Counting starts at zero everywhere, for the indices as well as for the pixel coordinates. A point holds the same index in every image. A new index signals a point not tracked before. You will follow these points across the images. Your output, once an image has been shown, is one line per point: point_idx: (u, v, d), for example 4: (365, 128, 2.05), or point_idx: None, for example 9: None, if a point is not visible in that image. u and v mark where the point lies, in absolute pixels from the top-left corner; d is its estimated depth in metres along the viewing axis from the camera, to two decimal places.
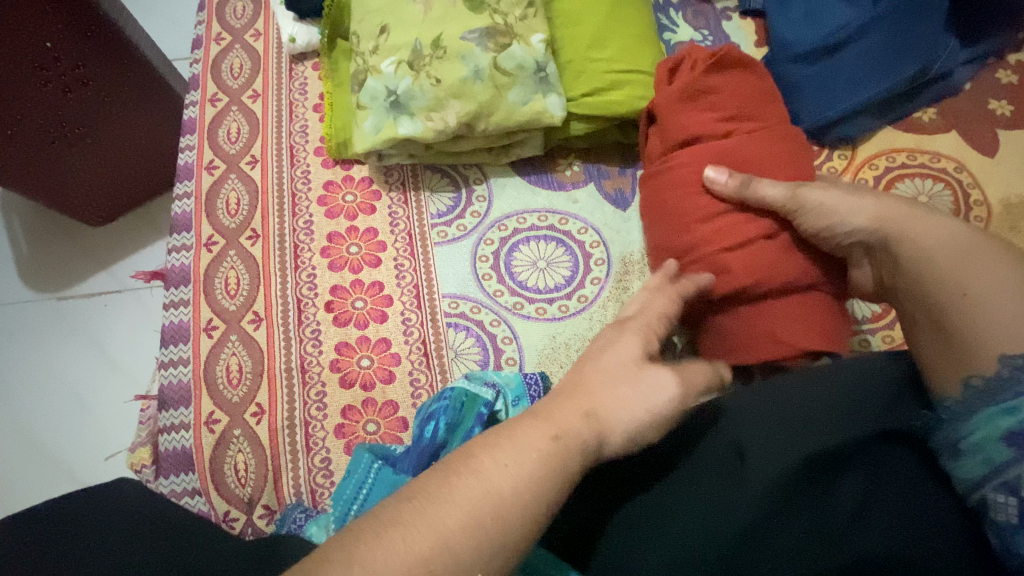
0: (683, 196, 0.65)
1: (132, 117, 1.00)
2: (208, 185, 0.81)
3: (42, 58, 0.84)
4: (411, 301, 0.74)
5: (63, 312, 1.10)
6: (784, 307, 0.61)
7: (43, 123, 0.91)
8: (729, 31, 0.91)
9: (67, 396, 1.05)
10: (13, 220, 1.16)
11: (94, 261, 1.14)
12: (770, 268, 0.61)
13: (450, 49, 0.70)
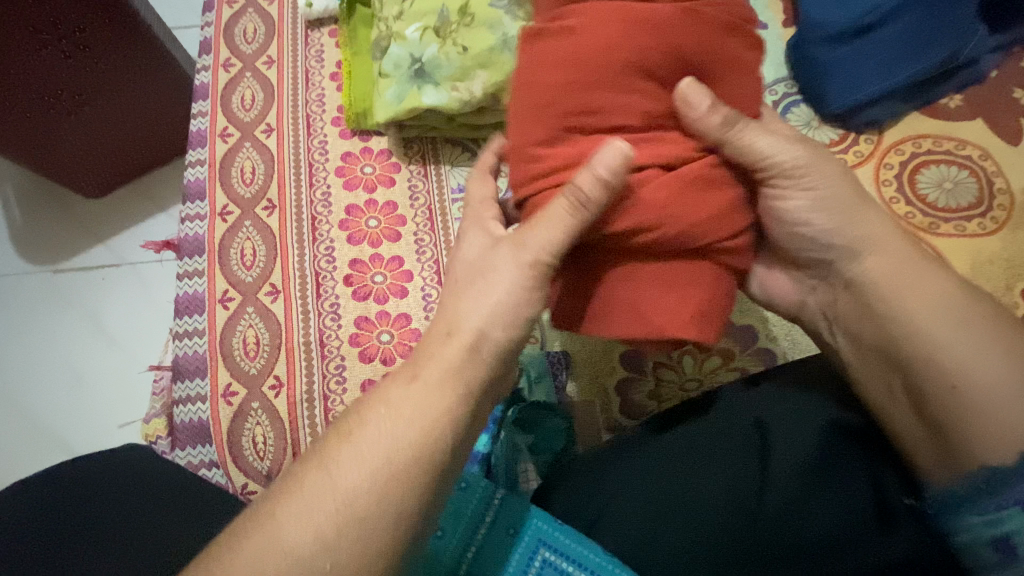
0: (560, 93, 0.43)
1: (134, 87, 0.96)
2: (222, 153, 0.79)
3: (42, 21, 0.81)
4: (432, 277, 0.73)
5: (62, 284, 1.08)
6: (665, 272, 0.44)
7: (41, 89, 0.89)
8: (757, 10, 0.89)
9: (67, 367, 1.03)
10: (7, 189, 1.14)
11: (89, 235, 1.10)
12: (672, 204, 0.42)
13: (478, 16, 0.68)
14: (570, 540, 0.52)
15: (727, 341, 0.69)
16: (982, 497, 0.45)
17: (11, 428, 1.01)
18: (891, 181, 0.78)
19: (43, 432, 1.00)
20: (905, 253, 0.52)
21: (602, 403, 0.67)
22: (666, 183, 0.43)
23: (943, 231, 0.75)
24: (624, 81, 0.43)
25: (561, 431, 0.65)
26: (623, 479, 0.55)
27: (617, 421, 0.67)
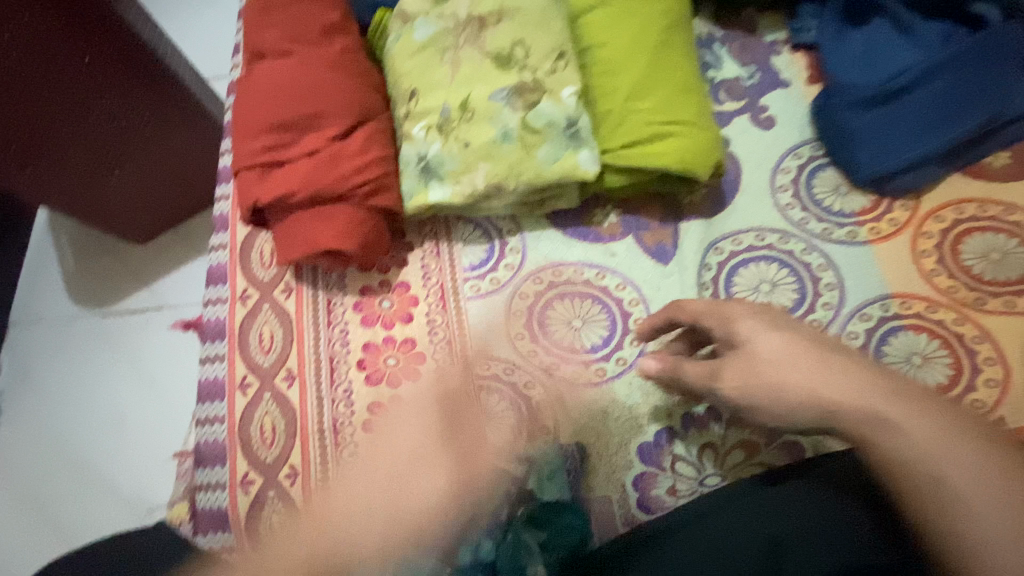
0: (342, 168, 0.68)
1: (166, 132, 1.02)
2: (242, 237, 0.81)
3: (82, 87, 0.87)
4: (443, 361, 0.72)
5: (106, 331, 1.22)
6: (333, 214, 0.68)
7: (87, 152, 0.96)
8: (780, 67, 0.85)
9: (108, 412, 1.17)
10: (62, 239, 1.29)
11: (133, 279, 1.24)
12: (346, 223, 0.68)
13: (478, 112, 0.68)
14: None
15: (751, 433, 0.65)
16: None
17: (70, 471, 1.14)
18: (930, 251, 0.72)
19: (94, 478, 1.13)
20: (872, 410, 0.47)
21: (617, 498, 0.65)
22: (337, 207, 0.68)
23: (989, 308, 0.69)
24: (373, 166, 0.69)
25: (575, 529, 0.63)
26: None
27: (634, 519, 0.64)
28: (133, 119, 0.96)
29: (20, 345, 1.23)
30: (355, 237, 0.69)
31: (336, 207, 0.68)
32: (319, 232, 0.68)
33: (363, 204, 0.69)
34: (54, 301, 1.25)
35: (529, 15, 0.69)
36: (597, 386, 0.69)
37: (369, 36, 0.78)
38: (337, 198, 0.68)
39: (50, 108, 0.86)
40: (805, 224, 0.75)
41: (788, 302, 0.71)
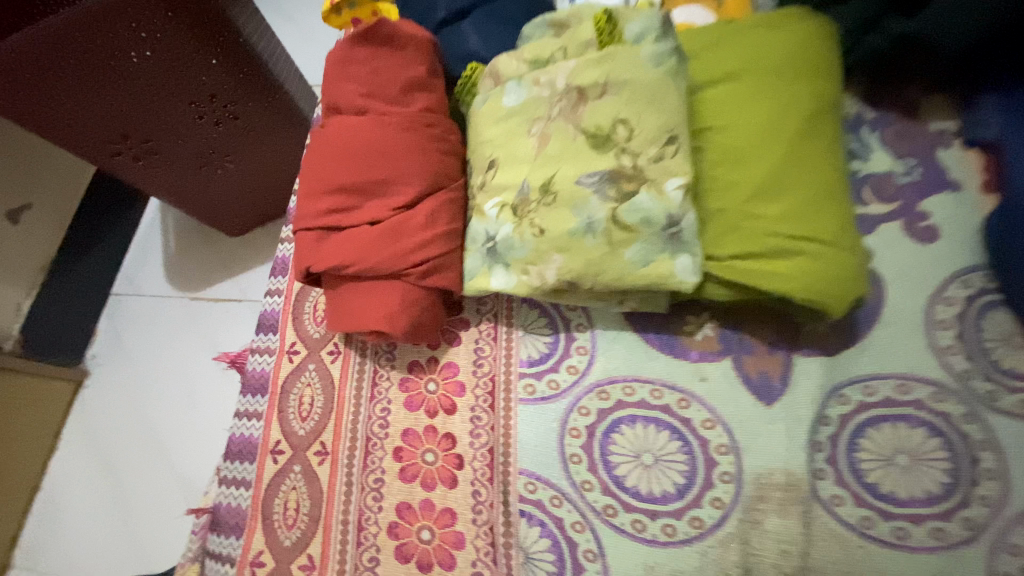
0: (401, 243, 0.60)
1: (270, 142, 1.03)
2: (298, 287, 0.76)
3: (199, 98, 0.88)
4: (484, 469, 0.63)
5: (192, 306, 1.28)
6: (384, 291, 0.61)
7: (195, 151, 0.99)
8: (952, 164, 0.67)
9: (180, 381, 1.21)
10: (168, 216, 1.37)
11: (222, 268, 1.30)
12: (397, 305, 0.61)
13: (561, 196, 0.58)
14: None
15: None
16: None
17: (145, 442, 1.18)
18: None
19: (161, 449, 1.16)
20: None
21: None
22: (389, 286, 0.61)
23: None
24: (437, 245, 0.62)
25: None
26: None
27: None
28: (242, 129, 0.97)
29: (121, 314, 1.30)
30: (404, 320, 0.61)
31: (389, 284, 0.62)
32: (368, 310, 0.62)
33: (418, 283, 0.62)
34: (156, 279, 1.32)
35: (639, 90, 0.57)
36: (661, 545, 0.56)
37: (454, 93, 0.70)
38: (393, 275, 0.61)
39: (168, 112, 0.89)
40: (968, 379, 0.58)
41: (933, 486, 0.54)
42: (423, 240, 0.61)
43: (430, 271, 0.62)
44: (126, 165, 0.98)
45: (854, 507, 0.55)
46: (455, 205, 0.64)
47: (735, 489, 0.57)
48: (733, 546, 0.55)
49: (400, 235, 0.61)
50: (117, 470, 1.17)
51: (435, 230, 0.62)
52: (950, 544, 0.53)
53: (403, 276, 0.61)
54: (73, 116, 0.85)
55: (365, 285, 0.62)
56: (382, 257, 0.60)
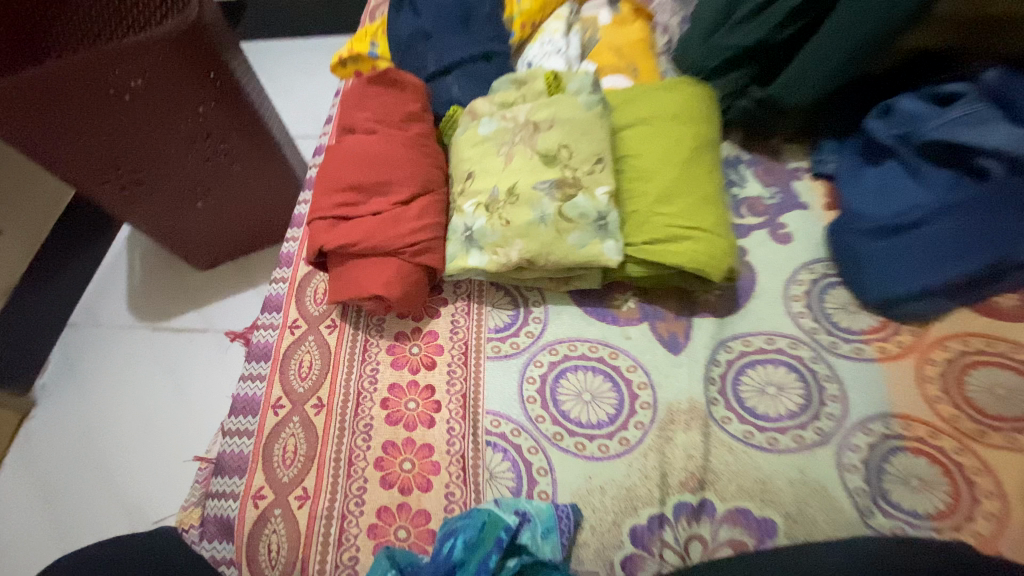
0: (399, 229, 0.79)
1: (248, 173, 1.23)
2: (302, 275, 0.91)
3: (195, 136, 1.08)
4: (457, 411, 0.78)
5: (156, 340, 1.42)
6: (383, 266, 0.78)
7: (183, 181, 1.17)
8: (800, 191, 0.94)
9: (139, 412, 1.32)
10: (136, 255, 1.54)
11: (188, 300, 1.46)
12: (393, 277, 0.78)
13: (522, 196, 0.78)
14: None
15: (742, 533, 0.66)
16: None
17: (90, 459, 1.28)
18: (936, 378, 0.75)
19: (111, 478, 1.25)
20: None
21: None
22: (388, 262, 0.79)
23: (994, 441, 0.70)
24: (426, 232, 0.80)
25: None
26: None
27: None
28: (227, 162, 1.17)
29: (73, 342, 1.43)
30: (399, 288, 0.78)
31: (387, 261, 0.79)
32: (369, 280, 0.78)
33: (409, 261, 0.79)
34: (114, 311, 1.47)
35: (577, 125, 0.80)
36: (597, 460, 0.72)
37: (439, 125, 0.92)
38: (391, 254, 0.79)
39: (166, 147, 1.08)
40: (814, 334, 0.80)
41: (794, 406, 0.74)
42: (416, 227, 0.79)
43: (420, 251, 0.79)
44: (107, 194, 1.12)
45: (739, 423, 0.73)
46: (440, 206, 0.84)
47: (652, 414, 0.74)
48: (651, 455, 0.71)
49: (399, 223, 0.79)
50: (58, 487, 1.25)
51: (425, 221, 0.80)
52: (806, 446, 0.71)
53: (399, 254, 0.79)
54: (68, 148, 0.99)
55: (367, 261, 0.79)
56: (384, 239, 0.78)
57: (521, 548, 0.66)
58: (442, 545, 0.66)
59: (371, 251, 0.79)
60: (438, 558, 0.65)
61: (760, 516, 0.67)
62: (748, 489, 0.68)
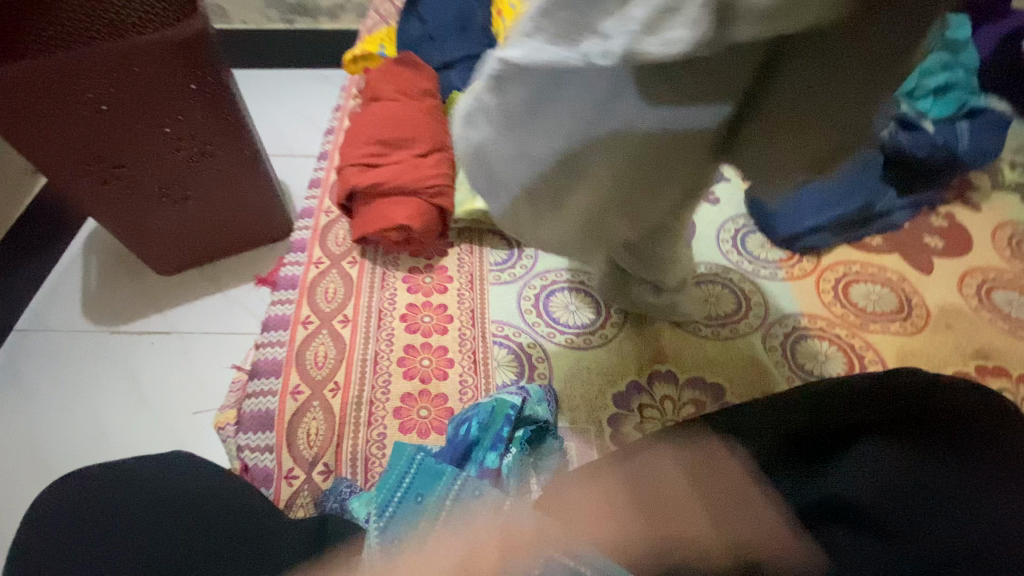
0: (420, 174, 0.96)
1: (236, 185, 1.23)
2: (324, 223, 1.05)
3: (185, 135, 1.08)
4: (467, 320, 0.93)
5: (109, 344, 1.33)
6: (406, 202, 0.95)
7: (166, 184, 1.15)
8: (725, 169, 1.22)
9: (90, 419, 1.23)
10: (92, 259, 1.44)
11: (150, 303, 1.38)
12: (415, 212, 0.94)
13: None
14: (575, 541, 0.60)
15: (700, 394, 0.85)
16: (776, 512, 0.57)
17: (38, 470, 1.18)
18: (831, 290, 1.00)
19: None
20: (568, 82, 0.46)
21: (595, 431, 0.82)
22: (411, 199, 0.95)
23: (871, 328, 0.95)
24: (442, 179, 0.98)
25: (556, 450, 0.80)
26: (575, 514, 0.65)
27: (608, 447, 0.80)
28: (216, 168, 1.17)
29: (16, 350, 1.31)
30: (420, 220, 0.94)
31: (410, 199, 0.95)
32: (395, 214, 0.94)
33: (428, 200, 0.96)
34: (63, 315, 1.37)
35: None
36: (584, 350, 0.90)
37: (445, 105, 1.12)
38: (413, 193, 0.95)
39: (153, 145, 1.06)
40: (740, 264, 1.03)
41: (731, 309, 0.96)
42: (433, 173, 0.97)
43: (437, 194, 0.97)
44: (85, 188, 1.08)
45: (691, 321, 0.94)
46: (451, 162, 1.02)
47: (625, 317, 0.93)
48: (626, 344, 0.90)
49: (419, 170, 0.96)
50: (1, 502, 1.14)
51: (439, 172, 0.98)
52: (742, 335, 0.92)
53: (419, 194, 0.96)
54: (45, 141, 0.96)
55: (393, 199, 0.96)
56: (407, 180, 0.95)
57: (524, 423, 0.78)
58: (458, 429, 0.77)
59: (397, 191, 0.95)
60: (455, 439, 0.77)
61: (712, 383, 0.86)
62: (701, 365, 0.88)
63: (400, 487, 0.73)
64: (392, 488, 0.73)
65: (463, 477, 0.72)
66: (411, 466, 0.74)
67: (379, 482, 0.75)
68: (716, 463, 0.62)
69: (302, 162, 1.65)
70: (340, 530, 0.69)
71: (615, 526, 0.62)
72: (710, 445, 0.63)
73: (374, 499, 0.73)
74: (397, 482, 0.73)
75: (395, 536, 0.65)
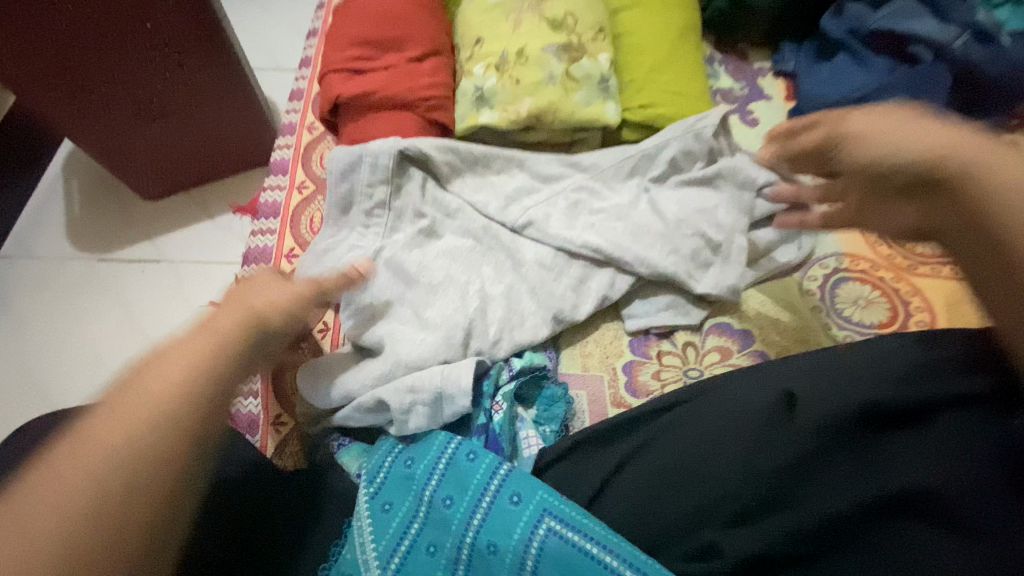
0: (417, 85, 0.84)
1: (214, 101, 1.13)
2: (307, 141, 0.93)
3: (152, 39, 0.97)
4: None
5: (96, 270, 1.24)
6: (402, 119, 0.83)
7: (135, 96, 1.05)
8: (765, 85, 1.06)
9: (82, 349, 1.16)
10: (72, 182, 1.34)
11: (134, 228, 1.28)
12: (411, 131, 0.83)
13: (531, 58, 0.84)
14: (577, 514, 0.57)
15: (726, 340, 0.77)
16: (819, 485, 0.56)
17: (31, 396, 1.13)
18: None
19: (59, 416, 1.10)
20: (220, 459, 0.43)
21: (609, 378, 0.75)
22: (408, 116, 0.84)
23: (921, 272, 0.85)
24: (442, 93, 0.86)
25: (559, 399, 0.71)
26: (590, 467, 0.63)
27: (621, 396, 0.73)
28: (189, 80, 1.07)
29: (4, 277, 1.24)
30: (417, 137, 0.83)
31: (405, 114, 0.84)
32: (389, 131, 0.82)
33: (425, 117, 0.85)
34: (49, 240, 1.28)
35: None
36: None
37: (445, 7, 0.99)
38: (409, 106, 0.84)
39: (115, 48, 0.96)
40: None
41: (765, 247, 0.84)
42: (432, 85, 0.85)
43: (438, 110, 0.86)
44: (54, 101, 1.00)
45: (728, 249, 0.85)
46: (449, 72, 0.90)
47: None
48: None
49: (413, 81, 0.84)
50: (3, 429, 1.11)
51: (437, 87, 0.86)
52: (773, 277, 0.83)
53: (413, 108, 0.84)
54: None
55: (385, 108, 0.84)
56: (398, 92, 0.83)
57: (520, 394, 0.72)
58: None
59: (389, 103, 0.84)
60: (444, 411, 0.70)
61: (739, 329, 0.78)
62: (727, 309, 0.79)
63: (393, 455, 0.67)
64: (386, 452, 0.67)
65: (458, 438, 0.66)
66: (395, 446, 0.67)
67: (373, 446, 0.69)
68: (758, 430, 0.59)
69: (283, 75, 1.47)
70: (334, 492, 0.64)
71: (635, 488, 0.60)
72: (748, 409, 0.61)
73: (362, 456, 0.69)
74: (389, 449, 0.67)
75: (384, 503, 0.62)
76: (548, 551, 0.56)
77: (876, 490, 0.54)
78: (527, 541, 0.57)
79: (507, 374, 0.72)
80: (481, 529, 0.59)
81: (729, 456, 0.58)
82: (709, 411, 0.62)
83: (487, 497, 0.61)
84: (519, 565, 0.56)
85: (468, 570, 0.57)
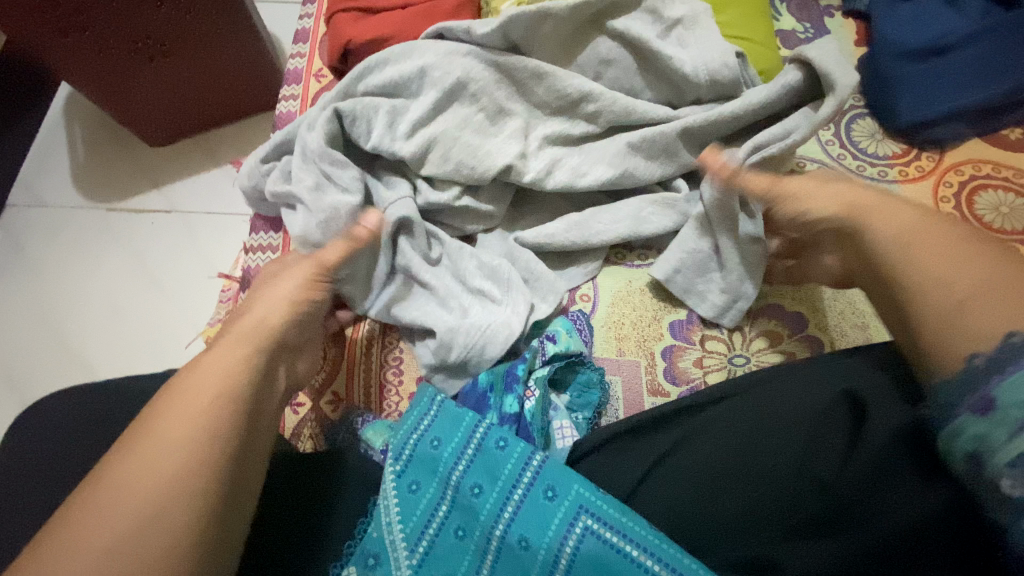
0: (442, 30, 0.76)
1: (218, 41, 0.99)
2: (315, 90, 0.85)
3: None
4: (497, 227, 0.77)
5: (108, 223, 1.13)
6: None
7: (131, 32, 0.92)
8: (832, 27, 0.93)
9: (92, 303, 1.07)
10: (73, 129, 1.22)
11: (142, 175, 1.17)
12: None
13: None
14: (613, 509, 0.53)
15: (776, 325, 0.71)
16: (890, 500, 0.48)
17: (42, 338, 1.05)
18: (950, 198, 0.79)
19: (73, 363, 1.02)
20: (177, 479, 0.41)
21: (647, 364, 0.70)
22: None
23: None
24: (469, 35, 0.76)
25: (594, 386, 0.67)
26: (625, 456, 0.59)
27: (660, 382, 0.68)
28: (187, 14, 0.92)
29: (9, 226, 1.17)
30: None
31: None
32: None
33: None
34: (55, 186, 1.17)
35: None
36: (637, 268, 0.75)
37: None
38: None
39: None
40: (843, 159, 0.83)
41: None
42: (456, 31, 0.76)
43: None
44: (46, 39, 0.87)
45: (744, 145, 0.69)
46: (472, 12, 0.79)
47: None
48: None
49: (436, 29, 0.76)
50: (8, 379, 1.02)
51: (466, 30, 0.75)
52: None
53: None
54: None
55: None
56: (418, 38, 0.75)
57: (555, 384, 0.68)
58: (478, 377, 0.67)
59: None
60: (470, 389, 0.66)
61: (792, 312, 0.71)
62: (782, 289, 0.72)
63: (416, 432, 0.62)
64: (409, 430, 0.62)
65: (486, 422, 0.61)
66: (431, 407, 0.63)
67: (399, 419, 0.64)
68: (811, 429, 0.53)
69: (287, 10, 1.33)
70: (360, 473, 0.60)
71: (673, 483, 0.55)
72: (805, 404, 0.54)
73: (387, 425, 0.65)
74: (415, 422, 0.62)
75: (412, 483, 0.59)
76: (583, 551, 0.53)
77: (953, 503, 0.47)
78: (561, 541, 0.54)
79: (540, 359, 0.67)
80: (512, 522, 0.55)
81: (782, 455, 0.52)
82: (760, 403, 0.56)
83: (519, 489, 0.57)
84: (552, 564, 0.53)
85: (497, 563, 0.54)
